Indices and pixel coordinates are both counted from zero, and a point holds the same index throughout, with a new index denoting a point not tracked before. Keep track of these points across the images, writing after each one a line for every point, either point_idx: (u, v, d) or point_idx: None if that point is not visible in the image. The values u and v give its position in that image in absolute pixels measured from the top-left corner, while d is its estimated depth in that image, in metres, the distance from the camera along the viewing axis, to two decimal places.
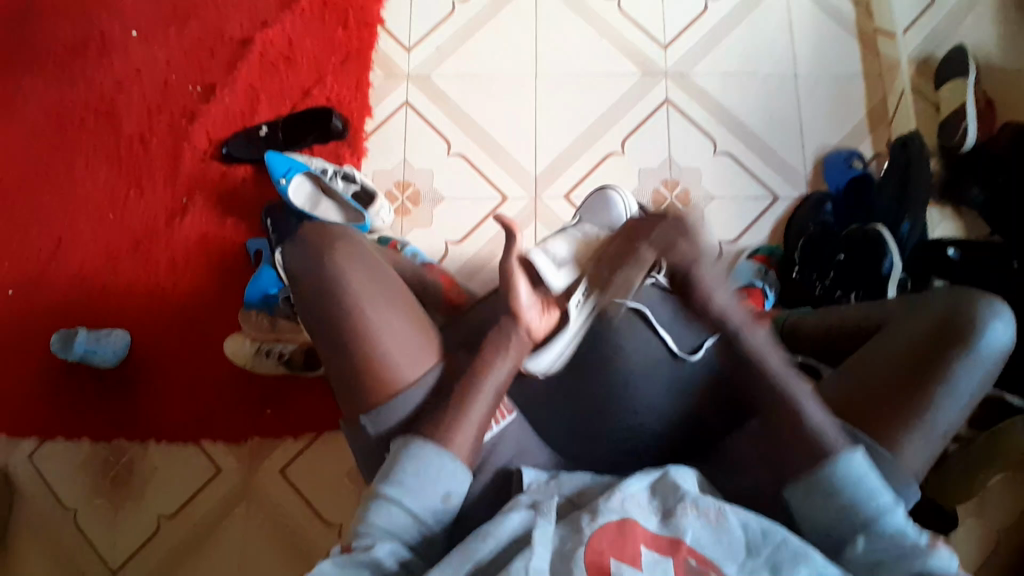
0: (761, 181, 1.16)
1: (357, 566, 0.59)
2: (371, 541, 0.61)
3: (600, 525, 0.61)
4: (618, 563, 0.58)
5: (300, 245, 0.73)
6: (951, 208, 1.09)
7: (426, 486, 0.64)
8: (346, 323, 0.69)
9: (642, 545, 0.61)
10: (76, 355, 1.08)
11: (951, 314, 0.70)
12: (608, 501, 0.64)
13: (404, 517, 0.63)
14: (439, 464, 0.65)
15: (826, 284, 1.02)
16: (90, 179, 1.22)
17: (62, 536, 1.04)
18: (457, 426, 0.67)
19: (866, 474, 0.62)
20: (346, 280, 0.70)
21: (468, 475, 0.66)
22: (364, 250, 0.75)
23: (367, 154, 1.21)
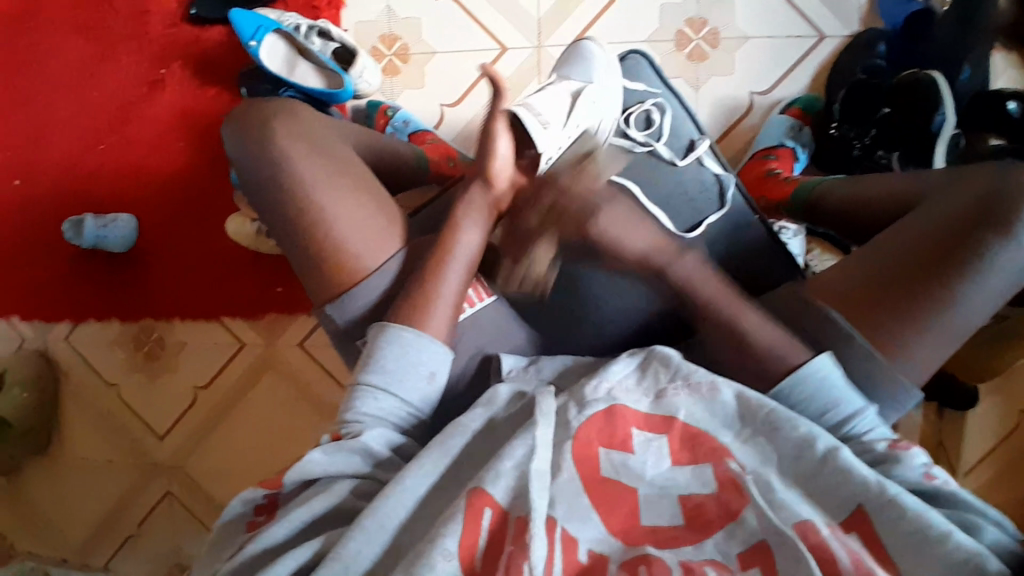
0: (806, 16, 0.97)
1: (349, 451, 0.62)
2: (362, 425, 0.63)
3: (588, 415, 0.62)
4: (605, 451, 0.60)
5: (240, 138, 0.67)
6: (1018, 53, 0.90)
7: (409, 369, 0.65)
8: (314, 221, 0.65)
9: (634, 427, 0.61)
10: (88, 242, 1.08)
11: (1002, 192, 0.58)
12: (594, 388, 0.64)
13: (391, 400, 0.64)
14: (420, 344, 0.65)
15: (865, 144, 0.90)
16: (64, 50, 1.14)
17: (111, 407, 1.16)
18: (432, 320, 0.66)
19: (831, 382, 0.61)
20: (288, 161, 0.65)
21: (447, 353, 0.67)
22: (310, 124, 0.69)
23: (345, 3, 1.07)
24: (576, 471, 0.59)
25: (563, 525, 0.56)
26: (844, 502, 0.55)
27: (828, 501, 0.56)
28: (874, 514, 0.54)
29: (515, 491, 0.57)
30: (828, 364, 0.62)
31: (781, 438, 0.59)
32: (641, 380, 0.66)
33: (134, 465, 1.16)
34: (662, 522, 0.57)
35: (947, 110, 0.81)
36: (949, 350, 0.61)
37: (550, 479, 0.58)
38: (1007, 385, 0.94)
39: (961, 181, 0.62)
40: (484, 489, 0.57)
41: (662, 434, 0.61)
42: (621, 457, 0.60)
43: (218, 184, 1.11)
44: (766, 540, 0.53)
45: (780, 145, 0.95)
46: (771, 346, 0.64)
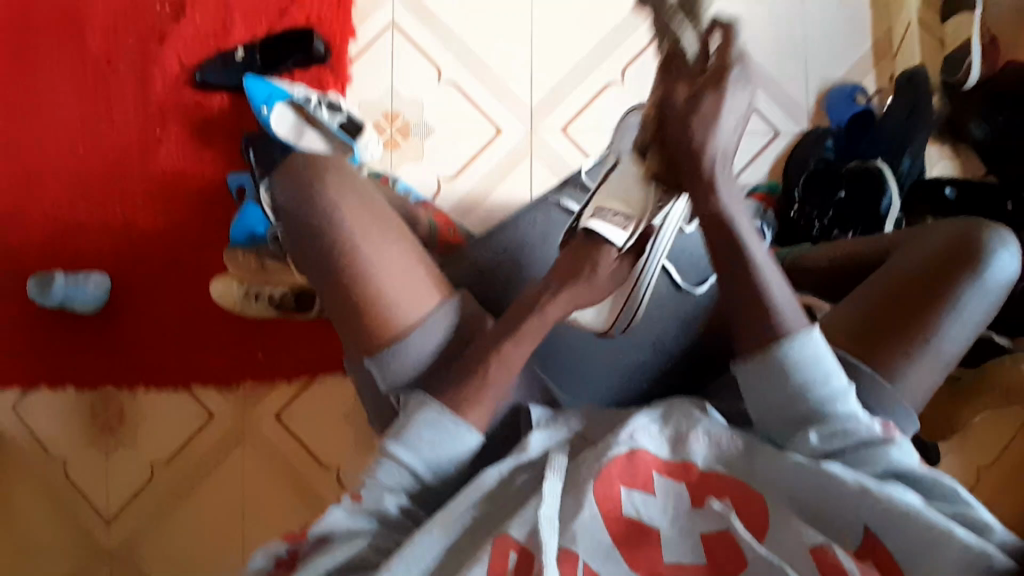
0: (764, 115, 1.14)
1: (364, 514, 0.60)
2: (380, 490, 0.61)
3: (611, 458, 0.59)
4: (626, 490, 0.58)
5: (289, 183, 0.66)
6: (950, 145, 1.11)
7: (437, 451, 0.62)
8: (345, 264, 0.65)
9: (654, 471, 0.59)
10: (54, 300, 1.03)
11: (959, 244, 0.68)
12: (619, 435, 0.61)
13: (407, 474, 0.61)
14: (450, 427, 0.61)
15: (824, 224, 1.01)
16: (50, 105, 1.13)
17: (53, 483, 1.05)
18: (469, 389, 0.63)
19: (824, 354, 0.59)
20: (338, 213, 0.65)
21: (480, 437, 0.63)
22: (357, 179, 0.69)
23: (351, 81, 1.14)
24: (598, 508, 0.56)
25: (587, 559, 0.55)
26: (853, 522, 0.57)
27: (835, 527, 0.57)
28: (882, 533, 0.56)
29: (532, 528, 0.56)
30: (818, 339, 0.60)
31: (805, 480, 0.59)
32: (662, 427, 0.63)
33: (72, 549, 1.04)
34: (683, 562, 0.55)
35: (892, 196, 0.95)
36: (937, 379, 0.67)
37: (563, 522, 0.56)
38: (967, 444, 1.00)
39: (924, 235, 0.72)
40: (507, 529, 0.56)
41: (681, 482, 0.59)
42: (643, 498, 0.58)
43: (204, 244, 1.09)
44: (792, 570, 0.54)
45: (751, 224, 1.02)
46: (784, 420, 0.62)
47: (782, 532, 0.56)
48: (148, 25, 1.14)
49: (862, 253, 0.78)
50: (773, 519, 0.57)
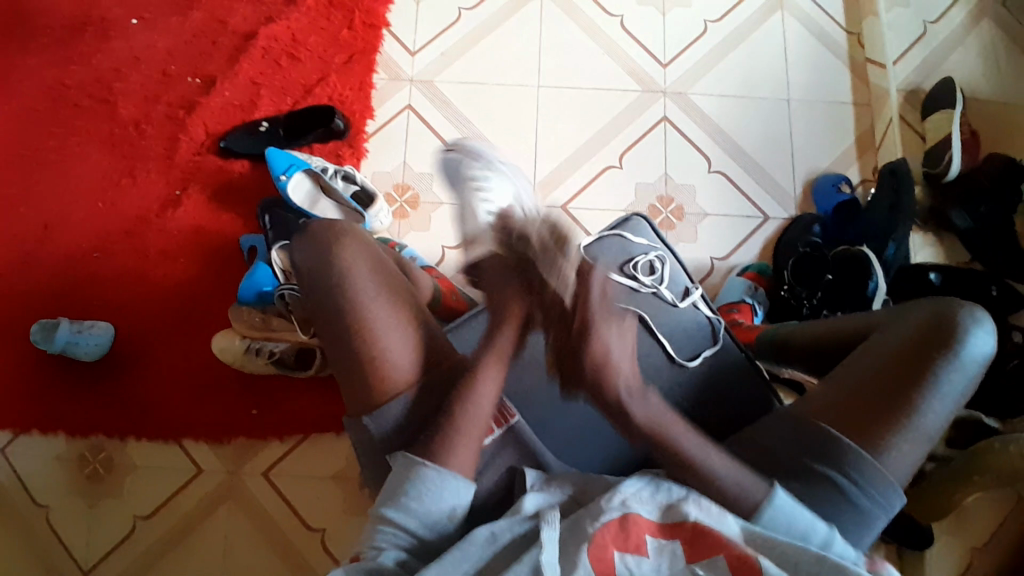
0: (754, 201, 1.20)
1: (362, 571, 0.58)
2: (377, 551, 0.60)
3: (604, 522, 0.58)
4: (620, 553, 0.56)
5: (310, 246, 0.72)
6: (934, 234, 1.15)
7: (432, 504, 0.62)
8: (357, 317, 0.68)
9: (647, 534, 0.58)
10: (58, 346, 1.05)
11: (934, 322, 0.70)
12: (609, 499, 0.60)
13: (404, 533, 0.61)
14: (443, 481, 0.62)
15: (814, 303, 1.05)
16: (83, 165, 1.20)
17: (32, 532, 1.03)
18: (452, 446, 0.64)
19: (794, 511, 0.62)
20: (349, 273, 0.70)
21: (471, 488, 0.64)
22: (370, 244, 0.75)
23: (367, 155, 1.21)
24: (592, 569, 0.55)
25: None
26: None
27: None
28: None
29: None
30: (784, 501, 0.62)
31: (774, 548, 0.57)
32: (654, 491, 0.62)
33: None
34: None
35: (879, 280, 0.97)
36: (922, 454, 0.68)
37: (559, 572, 0.55)
38: (961, 529, 0.98)
39: (902, 313, 0.74)
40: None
41: (674, 540, 0.58)
42: (636, 560, 0.56)
43: (212, 299, 1.13)
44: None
45: (742, 300, 1.09)
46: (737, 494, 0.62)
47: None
48: (181, 97, 1.24)
49: (843, 330, 0.80)
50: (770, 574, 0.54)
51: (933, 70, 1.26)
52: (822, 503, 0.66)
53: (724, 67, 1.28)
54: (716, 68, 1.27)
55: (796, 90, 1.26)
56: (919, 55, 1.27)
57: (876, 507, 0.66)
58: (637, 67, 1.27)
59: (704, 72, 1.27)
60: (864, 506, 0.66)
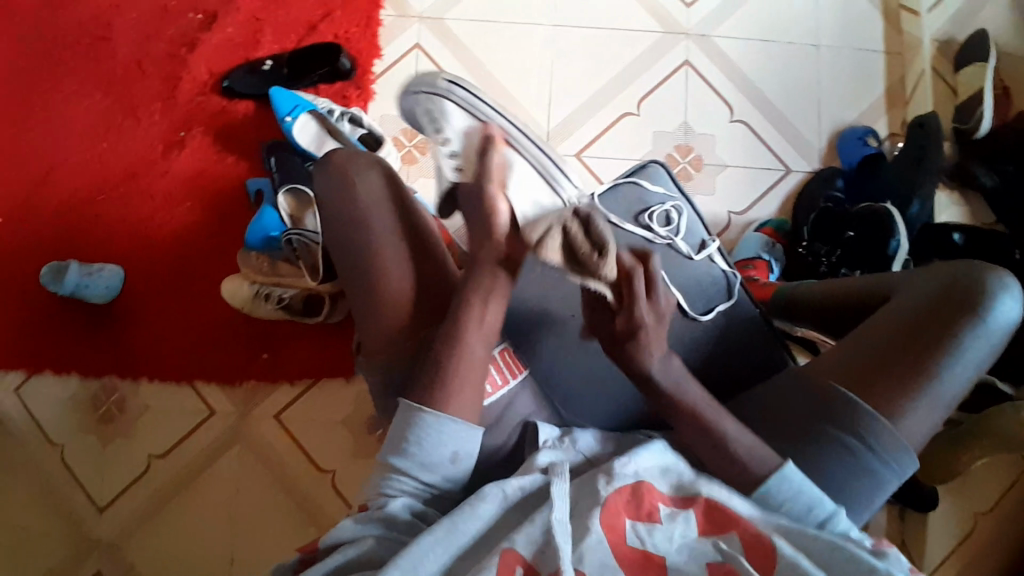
0: (776, 153, 1.16)
1: (373, 521, 0.59)
2: (386, 499, 0.61)
3: (615, 487, 0.58)
4: (631, 521, 0.56)
5: (328, 177, 0.70)
6: (959, 192, 1.11)
7: (435, 450, 0.61)
8: (373, 260, 0.68)
9: (659, 501, 0.58)
10: (68, 290, 1.05)
11: (959, 287, 0.68)
12: (622, 465, 0.61)
13: (412, 482, 0.61)
14: (443, 426, 0.61)
15: (831, 261, 1.03)
16: (83, 104, 1.17)
17: (50, 471, 1.06)
18: (466, 397, 0.62)
19: (805, 484, 0.61)
20: (365, 213, 0.68)
21: (473, 429, 0.62)
22: (391, 176, 0.71)
23: (374, 97, 1.17)
24: (604, 535, 0.54)
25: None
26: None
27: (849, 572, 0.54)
28: None
29: (538, 546, 0.54)
30: (792, 472, 0.62)
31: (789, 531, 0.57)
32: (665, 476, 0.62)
33: (62, 539, 1.04)
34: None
35: (900, 238, 0.94)
36: (938, 418, 0.67)
37: (572, 532, 0.55)
38: (964, 489, 0.99)
39: (926, 275, 0.72)
40: (512, 542, 0.54)
41: (688, 509, 0.58)
42: (648, 527, 0.56)
43: (219, 245, 1.12)
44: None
45: (757, 257, 1.06)
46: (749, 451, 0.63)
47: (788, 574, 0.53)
48: (182, 34, 1.19)
49: (862, 290, 0.78)
50: (783, 553, 0.54)
51: (971, 18, 1.19)
52: (831, 464, 0.66)
53: (751, 9, 1.21)
54: (742, 11, 1.20)
55: (826, 35, 1.19)
56: (956, 2, 1.20)
57: (887, 468, 0.66)
58: (658, 8, 1.20)
59: (729, 15, 1.20)
60: (876, 468, 0.66)
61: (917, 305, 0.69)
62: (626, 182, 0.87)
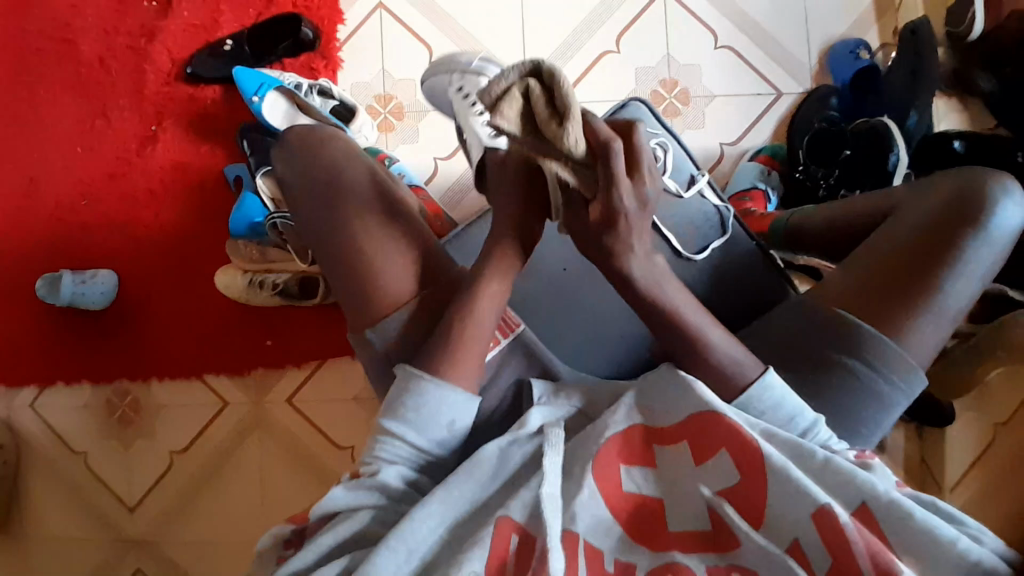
0: (765, 76, 1.11)
1: (365, 488, 0.59)
2: (380, 464, 0.60)
3: (608, 438, 0.58)
4: (626, 467, 0.57)
5: (296, 161, 0.68)
6: (958, 98, 1.06)
7: (431, 416, 0.60)
8: (349, 237, 0.65)
9: (654, 446, 0.58)
10: (63, 299, 1.05)
11: (961, 196, 0.64)
12: (614, 412, 0.60)
13: (408, 448, 0.61)
14: (438, 393, 0.60)
15: (830, 184, 1.00)
16: (50, 109, 1.14)
17: (76, 477, 1.09)
18: (457, 359, 0.62)
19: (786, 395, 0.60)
20: (335, 195, 0.65)
21: (472, 401, 0.62)
22: (358, 154, 0.69)
23: (342, 66, 1.13)
24: (597, 488, 0.55)
25: (586, 536, 0.53)
26: (850, 500, 0.53)
27: (840, 492, 0.53)
28: (884, 518, 0.51)
29: (531, 509, 0.54)
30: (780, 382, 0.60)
31: (780, 441, 0.56)
32: (657, 400, 0.60)
33: (98, 540, 1.08)
34: (688, 528, 0.54)
35: (899, 151, 0.91)
36: (945, 335, 0.66)
37: (568, 496, 0.55)
38: (981, 403, 0.98)
39: (926, 186, 0.68)
40: (507, 510, 0.54)
41: (681, 441, 0.57)
42: (642, 473, 0.57)
43: (207, 238, 1.10)
44: (801, 535, 0.51)
45: (753, 187, 1.03)
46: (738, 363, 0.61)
47: (783, 491, 0.52)
48: (139, 23, 1.14)
49: (863, 211, 0.74)
50: (772, 465, 0.53)
51: None
52: (839, 393, 0.65)
53: None
54: None
55: None
56: None
57: (896, 391, 0.65)
58: None
59: None
60: (884, 392, 0.65)
61: (919, 219, 0.66)
62: (605, 127, 0.83)
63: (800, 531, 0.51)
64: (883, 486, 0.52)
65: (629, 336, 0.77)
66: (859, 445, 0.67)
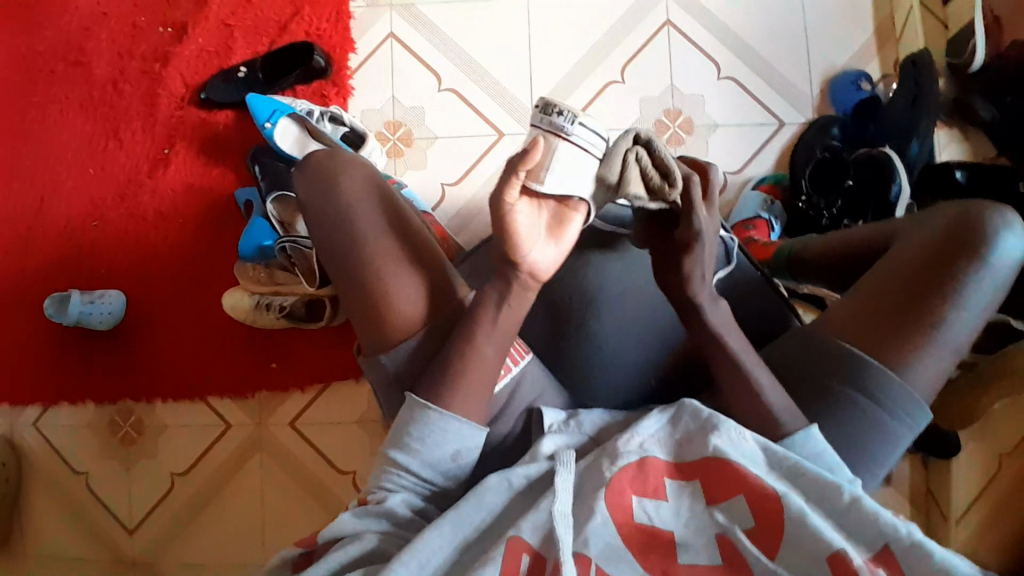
0: (768, 106, 1.12)
1: (374, 517, 0.59)
2: (386, 493, 0.61)
3: (620, 465, 0.57)
4: (638, 498, 0.56)
5: (312, 179, 0.68)
6: (959, 129, 1.08)
7: (437, 447, 0.61)
8: (360, 262, 0.65)
9: (665, 476, 0.58)
10: (72, 319, 1.06)
11: (960, 227, 0.65)
12: (627, 441, 0.59)
13: (411, 478, 0.61)
14: (446, 424, 0.60)
15: (834, 213, 1.01)
16: (65, 132, 1.16)
17: (77, 497, 1.09)
18: (460, 387, 0.61)
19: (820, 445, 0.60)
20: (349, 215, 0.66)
21: (477, 432, 0.62)
22: (374, 176, 0.69)
23: (352, 92, 1.15)
24: (609, 514, 0.54)
25: (598, 562, 0.53)
26: (870, 543, 0.53)
27: (857, 535, 0.54)
28: (902, 558, 0.52)
29: (544, 533, 0.54)
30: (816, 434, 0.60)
31: (807, 480, 0.56)
32: (670, 433, 0.61)
33: (95, 563, 1.07)
34: (697, 560, 0.53)
35: (902, 182, 0.93)
36: (949, 365, 0.65)
37: (578, 518, 0.55)
38: (988, 432, 0.98)
39: (926, 218, 0.69)
40: (518, 530, 0.54)
41: (694, 479, 0.57)
42: (655, 504, 0.56)
43: (216, 259, 1.11)
44: (813, 574, 0.51)
45: (757, 216, 1.04)
46: (761, 398, 0.61)
47: (796, 532, 0.53)
48: (154, 49, 1.17)
49: (864, 242, 0.75)
50: (790, 508, 0.53)
51: None
52: (842, 422, 0.65)
53: None
54: None
55: None
56: None
57: (899, 421, 0.65)
58: None
59: None
60: (888, 422, 0.65)
61: (921, 249, 0.66)
62: None
63: (814, 567, 0.52)
64: (902, 527, 0.52)
65: (635, 364, 0.77)
66: (867, 475, 0.67)
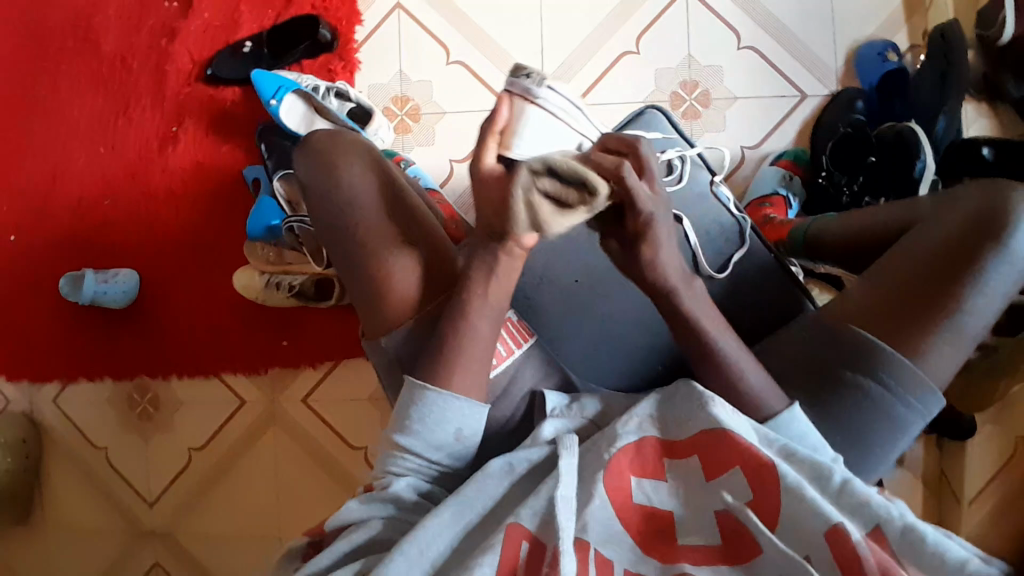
0: (790, 78, 1.08)
1: (380, 502, 0.60)
2: (392, 477, 0.61)
3: (619, 448, 0.57)
4: (637, 479, 0.56)
5: (312, 161, 0.66)
6: (988, 105, 1.03)
7: (436, 427, 0.60)
8: (365, 244, 0.64)
9: (665, 460, 0.57)
10: (86, 297, 1.07)
11: (985, 212, 0.62)
12: (625, 423, 0.59)
13: (417, 460, 0.61)
14: (444, 404, 0.60)
15: (854, 190, 0.98)
16: (73, 110, 1.16)
17: (98, 469, 1.12)
18: (455, 368, 0.61)
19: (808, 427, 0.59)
20: (353, 202, 0.65)
21: (475, 408, 0.61)
22: (376, 159, 0.68)
23: (359, 67, 1.13)
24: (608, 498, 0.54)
25: (596, 546, 0.52)
26: (864, 520, 0.51)
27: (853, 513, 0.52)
28: (898, 540, 0.50)
29: (544, 518, 0.54)
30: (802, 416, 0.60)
31: (798, 460, 0.55)
32: (671, 416, 0.60)
33: (117, 532, 1.11)
34: (697, 542, 0.52)
35: (926, 159, 0.87)
36: (965, 355, 0.63)
37: (579, 506, 0.54)
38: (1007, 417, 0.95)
39: (949, 201, 0.66)
40: (518, 517, 0.54)
41: (692, 459, 0.56)
42: (653, 485, 0.56)
43: (225, 237, 1.11)
44: (812, 552, 0.49)
45: (773, 193, 1.01)
46: (760, 393, 0.60)
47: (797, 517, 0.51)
48: (160, 23, 1.15)
49: (882, 225, 0.72)
50: (787, 483, 0.52)
51: None
52: (849, 411, 0.64)
53: None
54: None
55: None
56: None
57: (911, 411, 0.63)
58: None
59: None
60: (899, 412, 0.63)
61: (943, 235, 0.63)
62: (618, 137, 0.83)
63: (808, 546, 0.50)
64: (897, 508, 0.51)
65: (641, 349, 0.75)
66: (874, 464, 0.66)
